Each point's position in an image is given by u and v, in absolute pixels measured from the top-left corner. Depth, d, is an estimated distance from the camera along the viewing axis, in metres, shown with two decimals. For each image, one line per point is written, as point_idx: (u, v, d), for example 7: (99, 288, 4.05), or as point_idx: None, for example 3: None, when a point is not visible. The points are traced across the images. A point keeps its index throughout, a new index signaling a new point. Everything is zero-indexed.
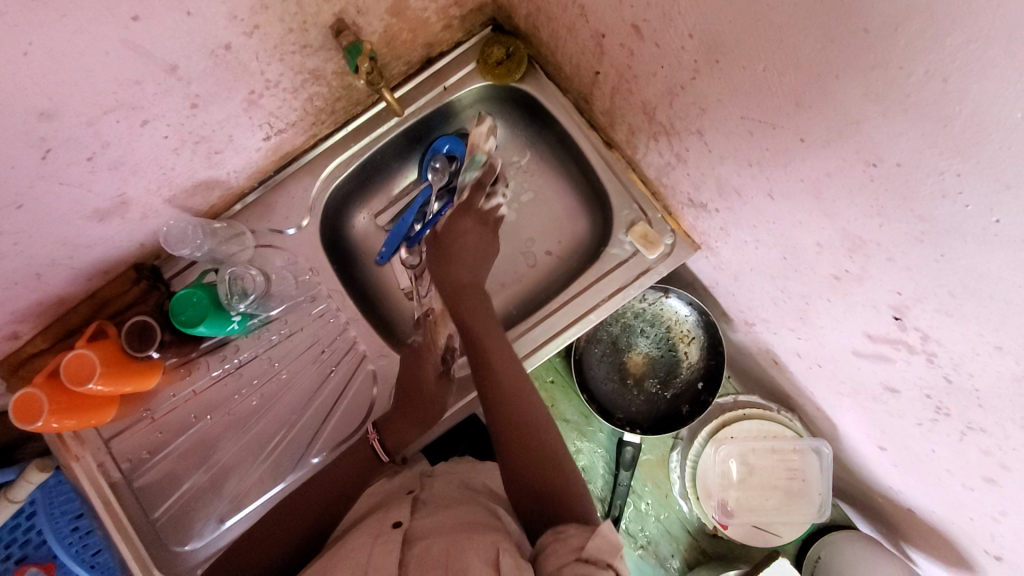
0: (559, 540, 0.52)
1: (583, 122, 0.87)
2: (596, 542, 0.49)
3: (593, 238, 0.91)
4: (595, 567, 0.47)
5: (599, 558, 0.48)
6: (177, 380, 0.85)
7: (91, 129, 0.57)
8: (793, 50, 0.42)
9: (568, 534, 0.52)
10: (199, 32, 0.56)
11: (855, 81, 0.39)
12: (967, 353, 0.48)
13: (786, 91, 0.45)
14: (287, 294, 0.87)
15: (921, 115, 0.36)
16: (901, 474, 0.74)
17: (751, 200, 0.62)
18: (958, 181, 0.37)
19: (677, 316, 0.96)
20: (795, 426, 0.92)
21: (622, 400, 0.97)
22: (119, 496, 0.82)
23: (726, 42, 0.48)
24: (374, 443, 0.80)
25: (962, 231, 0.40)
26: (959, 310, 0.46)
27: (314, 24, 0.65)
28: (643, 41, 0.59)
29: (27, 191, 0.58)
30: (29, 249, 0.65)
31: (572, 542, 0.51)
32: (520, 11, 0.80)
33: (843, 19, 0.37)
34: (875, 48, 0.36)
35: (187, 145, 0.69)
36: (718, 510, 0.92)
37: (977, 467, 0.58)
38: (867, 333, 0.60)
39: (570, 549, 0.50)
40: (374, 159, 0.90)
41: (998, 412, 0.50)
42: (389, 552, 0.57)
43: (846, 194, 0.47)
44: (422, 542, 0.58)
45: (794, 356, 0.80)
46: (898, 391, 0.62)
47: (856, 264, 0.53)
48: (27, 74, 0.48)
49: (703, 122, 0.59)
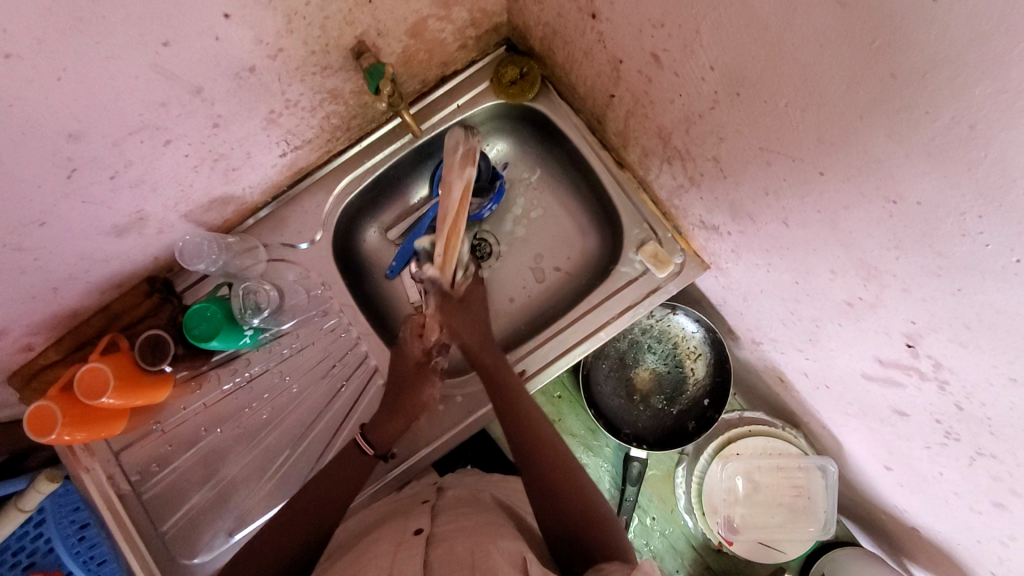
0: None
1: (595, 142, 0.88)
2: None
3: (603, 256, 0.92)
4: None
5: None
6: (187, 394, 0.85)
7: (115, 149, 0.58)
8: (817, 89, 0.43)
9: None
10: (226, 55, 0.57)
11: (879, 122, 0.40)
12: (980, 383, 0.49)
13: (807, 127, 0.47)
14: (299, 308, 0.88)
15: (945, 157, 0.38)
16: (907, 494, 0.75)
17: (765, 226, 0.63)
18: (979, 222, 0.38)
19: (684, 333, 0.97)
20: (800, 444, 0.92)
21: (628, 416, 0.97)
22: (129, 508, 0.82)
23: (748, 76, 0.49)
24: (360, 438, 0.79)
25: (982, 268, 0.41)
26: (973, 342, 0.47)
27: (336, 46, 0.66)
28: (662, 69, 0.60)
29: (50, 209, 0.59)
30: (48, 265, 0.66)
31: None
32: (535, 32, 0.81)
33: (868, 64, 0.38)
34: (901, 93, 0.37)
35: (206, 163, 0.69)
36: (724, 527, 0.93)
37: (987, 491, 0.59)
38: (878, 358, 0.61)
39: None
40: (386, 174, 0.90)
41: (1010, 441, 0.51)
42: (413, 555, 0.58)
43: (863, 226, 0.48)
44: (446, 543, 0.59)
45: (802, 376, 0.81)
46: (907, 415, 0.63)
47: (870, 292, 0.54)
48: (58, 97, 0.49)
49: (720, 149, 0.61)
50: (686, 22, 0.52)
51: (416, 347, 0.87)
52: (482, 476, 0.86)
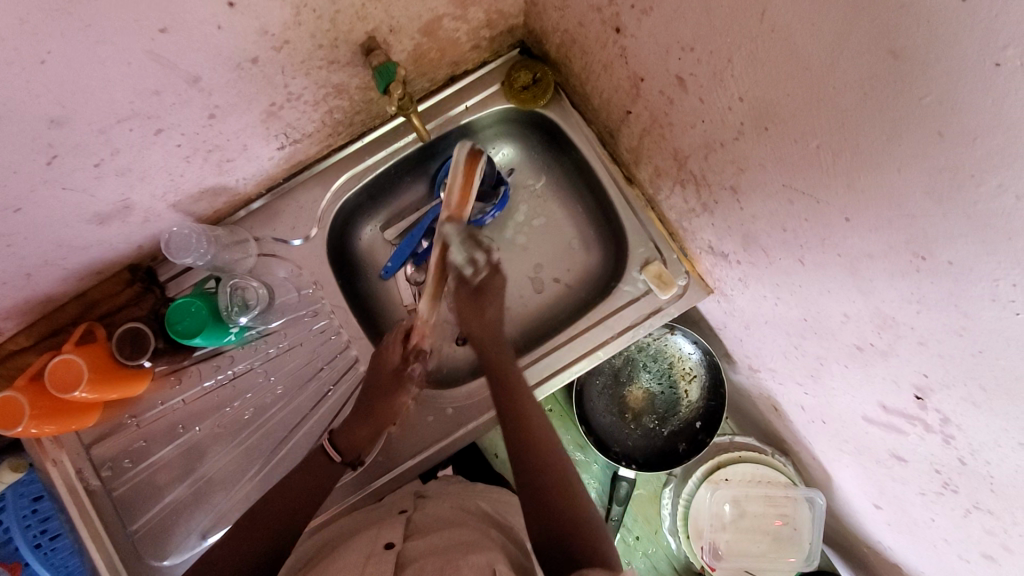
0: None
1: (605, 155, 0.85)
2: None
3: (604, 271, 0.90)
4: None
5: None
6: (166, 388, 0.81)
7: (101, 136, 0.54)
8: (854, 136, 0.41)
9: None
10: (227, 45, 0.53)
11: (917, 177, 0.38)
12: (987, 442, 0.48)
13: (837, 172, 0.45)
14: (289, 306, 0.84)
15: (983, 222, 0.36)
16: (894, 534, 0.74)
17: (777, 260, 0.62)
18: (1011, 291, 0.36)
19: (681, 354, 0.95)
20: (788, 472, 0.92)
21: (619, 434, 0.96)
22: (97, 504, 0.79)
23: (779, 113, 0.47)
24: (327, 443, 0.76)
25: (1007, 335, 0.39)
26: (987, 403, 0.45)
27: (344, 41, 0.63)
28: (685, 93, 0.58)
29: (26, 195, 0.55)
30: (23, 251, 0.62)
31: None
32: (552, 38, 0.78)
33: (913, 119, 0.36)
34: (946, 152, 0.35)
35: (198, 153, 0.66)
36: (707, 552, 0.93)
37: (978, 543, 0.58)
38: (882, 404, 0.60)
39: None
40: (387, 173, 0.87)
41: (1010, 500, 0.49)
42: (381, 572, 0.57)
43: (884, 277, 0.47)
44: (415, 564, 0.58)
45: (798, 409, 0.80)
46: (905, 461, 0.62)
47: (883, 341, 0.52)
48: (42, 82, 0.45)
49: (739, 180, 0.59)
50: (718, 50, 0.49)
51: (395, 351, 0.81)
52: (467, 488, 0.83)
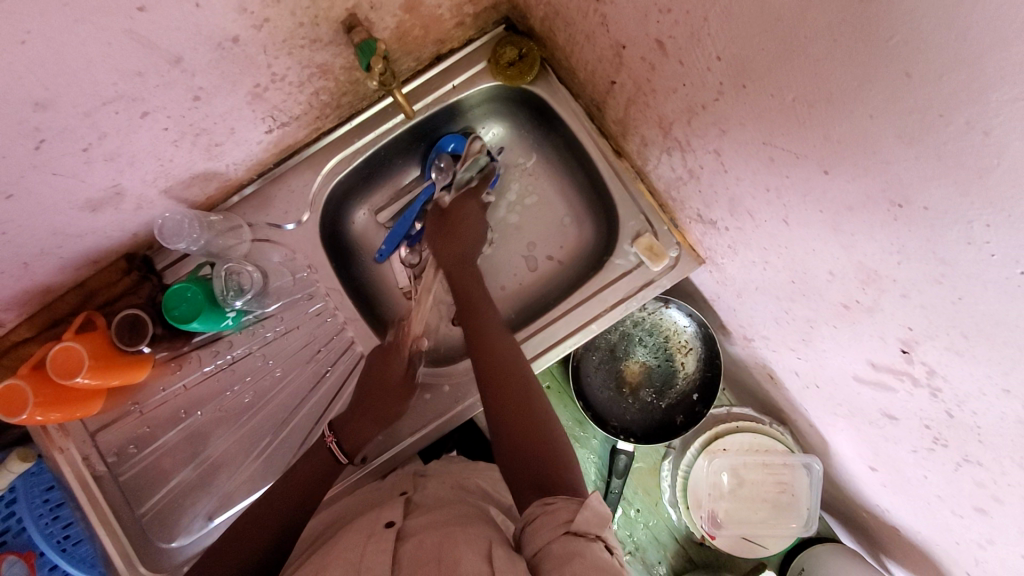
0: (548, 511, 0.54)
1: (594, 129, 0.85)
2: (584, 517, 0.51)
3: (596, 246, 0.90)
4: (584, 539, 0.49)
5: (587, 531, 0.50)
6: (167, 374, 0.82)
7: (87, 120, 0.55)
8: (828, 86, 0.41)
9: (557, 506, 0.54)
10: (207, 23, 0.54)
11: (890, 122, 0.38)
12: (973, 392, 0.48)
13: (814, 124, 0.45)
14: (284, 291, 0.85)
15: (956, 163, 0.36)
16: (890, 494, 0.75)
17: (764, 223, 0.62)
18: (986, 232, 0.36)
19: (676, 327, 0.96)
20: (786, 441, 0.93)
21: (617, 408, 0.97)
22: (104, 490, 0.80)
23: (755, 69, 0.47)
24: (334, 445, 0.76)
25: (984, 278, 0.39)
26: (970, 351, 0.45)
27: (325, 18, 0.63)
28: (666, 57, 0.58)
29: (17, 180, 0.56)
30: (19, 239, 0.63)
31: (560, 515, 0.53)
32: (535, 12, 0.78)
33: (883, 61, 0.36)
34: (915, 93, 0.35)
35: (186, 137, 0.66)
36: (707, 521, 0.94)
37: (969, 496, 0.58)
38: (871, 361, 0.60)
39: (558, 523, 0.52)
40: (377, 156, 0.88)
41: (997, 450, 0.49)
42: (383, 550, 0.57)
43: (865, 230, 0.47)
44: (415, 538, 0.58)
45: (792, 375, 0.80)
46: (897, 419, 0.62)
47: (868, 297, 0.53)
48: (22, 63, 0.46)
49: (721, 143, 0.59)
50: (694, 9, 0.50)
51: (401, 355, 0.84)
52: (467, 465, 0.84)
